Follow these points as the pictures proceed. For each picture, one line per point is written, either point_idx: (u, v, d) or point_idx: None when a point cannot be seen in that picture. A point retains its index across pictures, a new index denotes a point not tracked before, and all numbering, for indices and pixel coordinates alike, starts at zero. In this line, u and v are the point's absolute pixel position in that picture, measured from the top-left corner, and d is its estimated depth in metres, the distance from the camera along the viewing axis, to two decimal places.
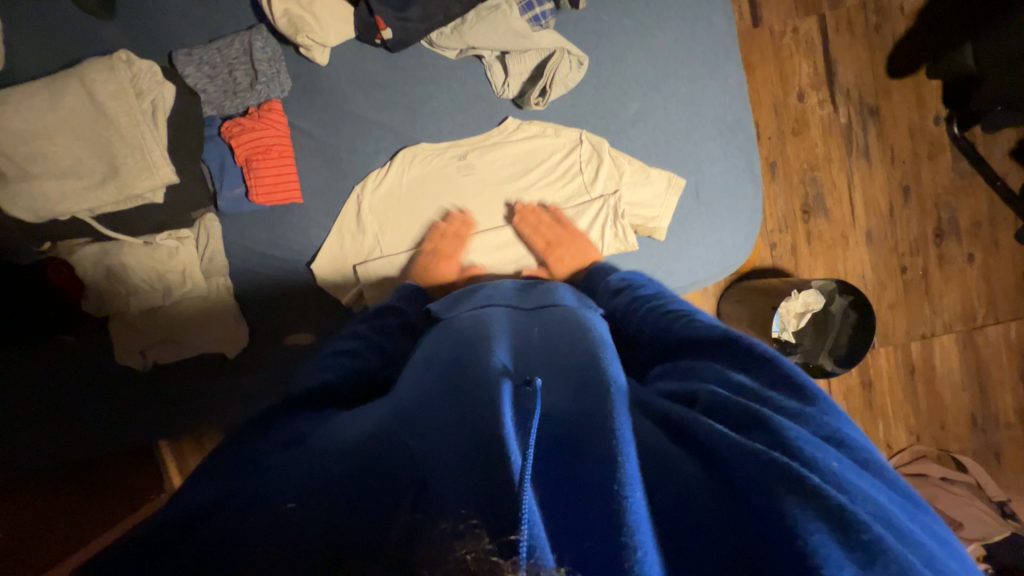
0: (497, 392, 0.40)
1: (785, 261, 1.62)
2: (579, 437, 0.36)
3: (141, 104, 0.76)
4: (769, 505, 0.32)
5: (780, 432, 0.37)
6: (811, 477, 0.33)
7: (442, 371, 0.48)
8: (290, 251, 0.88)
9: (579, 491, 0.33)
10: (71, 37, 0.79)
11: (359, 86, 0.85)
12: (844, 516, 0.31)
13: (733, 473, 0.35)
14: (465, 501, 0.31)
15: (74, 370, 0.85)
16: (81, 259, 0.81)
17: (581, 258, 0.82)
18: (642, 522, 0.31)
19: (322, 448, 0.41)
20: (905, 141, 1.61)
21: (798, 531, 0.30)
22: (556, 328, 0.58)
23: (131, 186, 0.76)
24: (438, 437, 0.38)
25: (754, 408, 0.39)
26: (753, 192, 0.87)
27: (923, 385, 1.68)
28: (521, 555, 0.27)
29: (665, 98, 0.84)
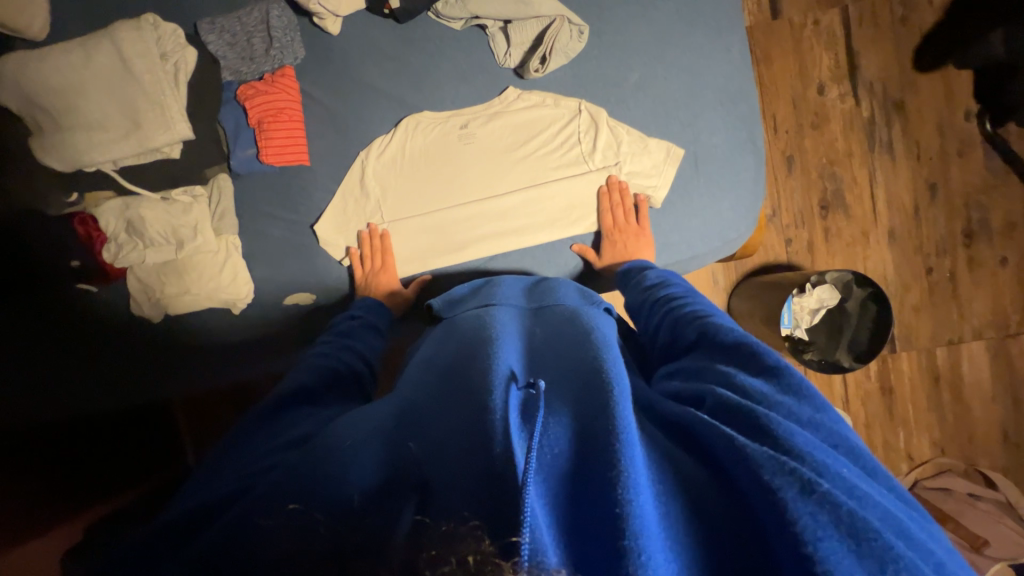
0: (506, 395, 0.42)
1: (801, 258, 1.56)
2: (587, 437, 0.39)
3: (165, 65, 0.82)
4: (775, 512, 0.34)
5: (787, 438, 0.38)
6: (822, 481, 0.35)
7: (453, 364, 0.51)
8: (295, 211, 0.91)
9: (591, 492, 0.36)
10: (105, 4, 0.85)
11: (368, 55, 0.88)
12: (856, 525, 0.33)
13: (741, 483, 0.37)
14: (468, 506, 0.36)
15: (96, 315, 0.91)
16: (103, 211, 0.86)
17: (635, 252, 0.83)
18: (650, 525, 0.34)
19: (337, 448, 0.45)
20: (932, 137, 1.55)
21: (804, 539, 0.32)
22: (557, 323, 0.58)
23: (150, 139, 0.82)
24: (448, 443, 0.42)
25: (762, 414, 0.40)
26: (754, 165, 0.86)
27: (949, 394, 1.59)
28: (523, 556, 0.30)
29: (666, 69, 0.84)
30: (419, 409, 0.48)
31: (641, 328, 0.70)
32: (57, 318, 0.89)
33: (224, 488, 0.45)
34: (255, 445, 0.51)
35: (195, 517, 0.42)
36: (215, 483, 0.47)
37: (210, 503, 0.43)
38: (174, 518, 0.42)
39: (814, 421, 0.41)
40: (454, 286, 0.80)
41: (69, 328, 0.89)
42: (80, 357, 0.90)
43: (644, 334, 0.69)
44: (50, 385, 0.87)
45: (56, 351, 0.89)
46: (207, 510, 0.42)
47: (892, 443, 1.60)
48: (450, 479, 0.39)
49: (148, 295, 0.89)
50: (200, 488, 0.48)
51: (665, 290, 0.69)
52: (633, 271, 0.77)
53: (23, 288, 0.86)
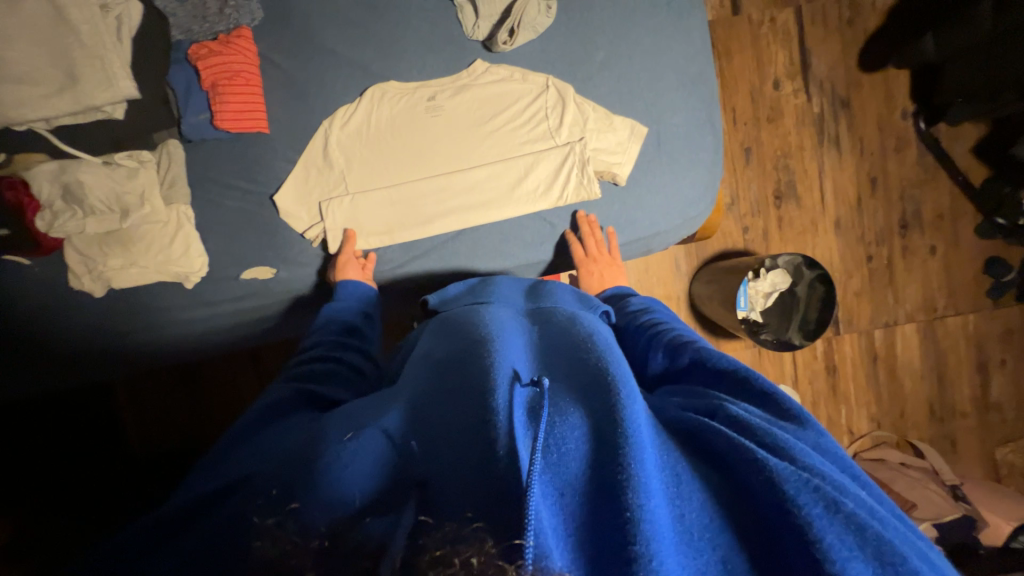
0: (510, 399, 0.43)
1: (756, 245, 1.65)
2: (600, 445, 0.39)
3: (105, 17, 0.77)
4: (793, 523, 0.35)
5: (801, 455, 0.40)
6: (845, 501, 0.36)
7: (456, 367, 0.51)
8: (252, 180, 0.87)
9: (603, 499, 0.36)
10: None
11: (331, 19, 0.86)
12: (883, 548, 0.34)
13: (758, 496, 0.37)
14: (471, 505, 0.37)
15: (22, 291, 0.82)
16: (35, 174, 0.77)
17: (609, 281, 0.86)
18: (661, 534, 0.34)
19: (340, 442, 0.44)
20: (874, 134, 1.67)
21: (832, 557, 0.33)
22: (556, 327, 0.59)
23: (89, 97, 0.76)
24: (454, 452, 0.41)
25: (772, 432, 0.42)
26: (712, 145, 0.90)
27: (885, 373, 1.73)
28: (527, 559, 0.29)
29: (630, 49, 0.87)
30: (424, 411, 0.48)
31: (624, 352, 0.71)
32: None
33: (219, 479, 0.44)
34: (250, 438, 0.51)
35: (185, 509, 0.42)
36: (202, 477, 0.46)
37: (194, 501, 0.42)
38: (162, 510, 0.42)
39: (820, 444, 0.44)
40: (449, 286, 0.79)
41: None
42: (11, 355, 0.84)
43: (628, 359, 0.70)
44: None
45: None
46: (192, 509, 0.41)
47: (835, 419, 1.72)
48: (455, 478, 0.40)
49: (88, 267, 0.82)
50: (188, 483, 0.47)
51: (651, 313, 0.73)
52: (614, 298, 0.80)
53: None
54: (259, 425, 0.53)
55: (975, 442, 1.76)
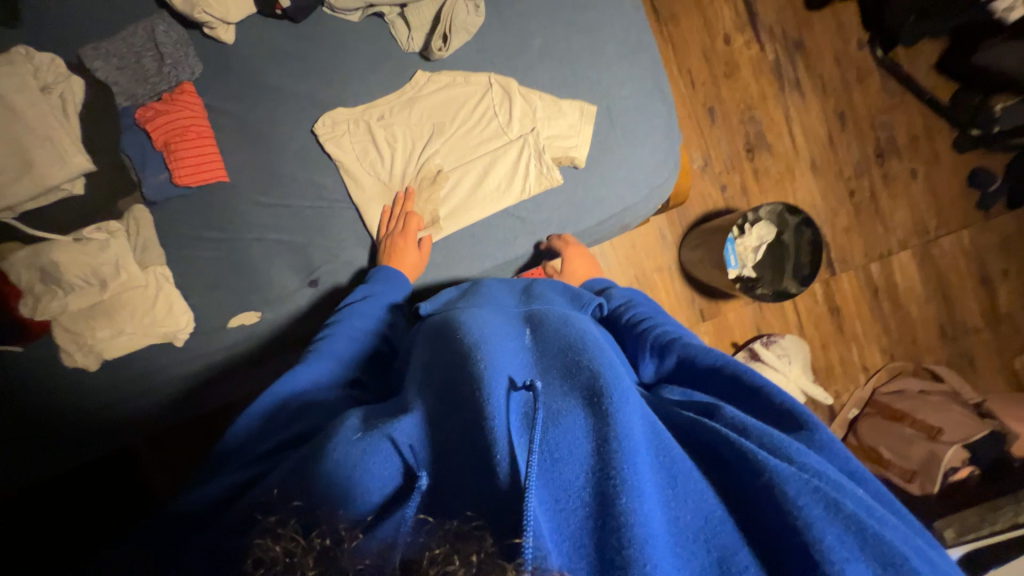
0: (501, 407, 0.45)
1: (737, 200, 1.64)
2: (596, 453, 0.40)
3: (50, 99, 0.78)
4: (792, 522, 0.37)
5: (804, 455, 0.41)
6: (847, 502, 0.38)
7: (449, 378, 0.51)
8: (223, 229, 0.88)
9: (598, 509, 0.37)
10: None
11: (269, 57, 0.87)
12: (884, 549, 0.35)
13: (757, 497, 0.39)
14: (471, 505, 0.39)
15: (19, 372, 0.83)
16: (11, 263, 0.79)
17: (589, 266, 0.87)
18: (656, 538, 0.35)
19: (336, 454, 0.45)
20: (833, 69, 1.66)
21: (831, 558, 0.35)
22: (550, 320, 0.59)
23: (46, 178, 0.77)
24: (455, 474, 0.42)
25: (774, 433, 0.43)
26: (665, 111, 0.90)
27: (889, 303, 1.72)
28: (527, 558, 0.32)
29: (566, 31, 0.87)
30: (420, 415, 0.48)
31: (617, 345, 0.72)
32: None
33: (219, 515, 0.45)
34: (257, 458, 0.52)
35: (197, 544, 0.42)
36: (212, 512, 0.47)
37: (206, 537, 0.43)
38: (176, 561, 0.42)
39: (821, 443, 0.45)
40: (441, 292, 0.79)
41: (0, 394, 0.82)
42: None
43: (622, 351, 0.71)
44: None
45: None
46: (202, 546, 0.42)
47: (848, 358, 1.71)
48: (459, 487, 0.41)
49: (77, 342, 0.83)
50: (197, 513, 0.48)
51: (634, 309, 0.72)
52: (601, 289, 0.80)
53: None
54: (261, 446, 0.54)
55: (993, 355, 1.74)
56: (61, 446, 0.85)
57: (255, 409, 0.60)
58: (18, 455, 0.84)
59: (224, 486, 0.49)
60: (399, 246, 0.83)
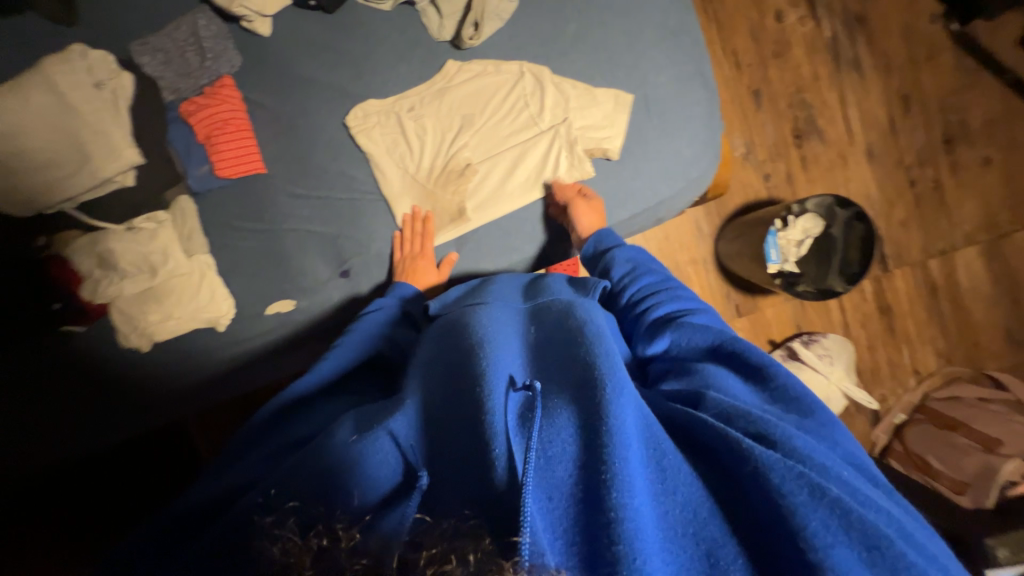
0: (501, 405, 0.47)
1: (782, 191, 1.54)
2: (588, 447, 0.43)
3: (103, 94, 0.82)
4: (779, 512, 0.41)
5: (791, 443, 0.45)
6: (831, 487, 0.42)
7: (449, 375, 0.53)
8: (260, 220, 0.91)
9: (591, 501, 0.40)
10: (44, 46, 0.86)
11: (303, 49, 0.87)
12: (869, 532, 0.40)
13: (746, 485, 0.43)
14: (468, 505, 0.42)
15: (68, 353, 0.88)
16: (74, 250, 0.86)
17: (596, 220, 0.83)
18: (642, 532, 0.38)
19: (334, 457, 0.47)
20: (898, 47, 1.53)
21: (815, 545, 0.39)
22: (551, 317, 0.59)
23: (102, 171, 0.82)
24: (455, 475, 0.45)
25: (765, 423, 0.47)
26: (707, 98, 0.85)
27: (948, 303, 1.60)
28: (522, 558, 0.34)
29: (602, 15, 0.83)
30: (420, 416, 0.51)
31: (619, 319, 0.72)
32: (37, 362, 0.87)
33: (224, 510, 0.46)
34: (270, 454, 0.54)
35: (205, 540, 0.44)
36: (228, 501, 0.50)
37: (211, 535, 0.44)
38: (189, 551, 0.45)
39: (805, 426, 0.50)
40: (450, 290, 0.78)
41: (50, 370, 0.88)
42: (49, 416, 0.88)
43: (622, 326, 0.71)
44: (45, 435, 0.88)
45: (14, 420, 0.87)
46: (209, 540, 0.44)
47: (897, 360, 1.60)
48: (456, 489, 0.44)
49: (132, 324, 0.88)
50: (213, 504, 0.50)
51: (634, 284, 0.72)
52: (601, 255, 0.77)
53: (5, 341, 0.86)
54: (274, 443, 0.56)
55: None
56: (106, 421, 0.91)
57: (266, 411, 0.61)
58: (71, 430, 0.89)
59: (236, 482, 0.52)
60: (417, 267, 0.84)
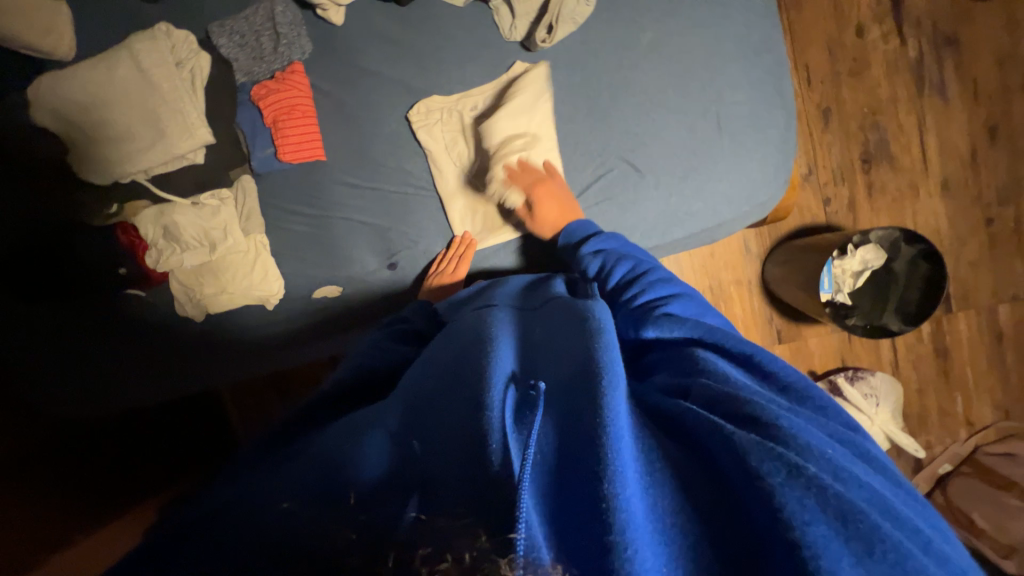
0: (504, 397, 0.48)
1: (841, 217, 1.46)
2: (570, 427, 0.43)
3: (181, 73, 0.85)
4: (758, 492, 0.36)
5: (772, 423, 0.41)
6: (809, 465, 0.37)
7: (452, 370, 0.55)
8: (315, 206, 0.92)
9: (581, 493, 0.38)
10: (133, 24, 0.91)
11: (372, 40, 0.87)
12: (845, 507, 0.35)
13: (725, 467, 0.39)
14: (466, 505, 0.38)
15: (123, 311, 0.93)
16: (142, 220, 0.90)
17: (560, 212, 0.82)
18: (636, 520, 0.35)
19: (340, 453, 0.47)
20: (991, 73, 1.41)
21: (792, 524, 0.34)
22: (556, 322, 0.62)
23: (174, 147, 0.85)
24: (445, 459, 0.43)
25: (743, 401, 0.43)
26: (785, 121, 0.81)
27: (1014, 353, 1.49)
28: (516, 552, 0.32)
29: (681, 25, 0.80)
30: (423, 406, 0.52)
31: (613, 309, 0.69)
32: (96, 320, 0.92)
33: (228, 495, 0.45)
34: (288, 444, 0.53)
35: (210, 508, 0.43)
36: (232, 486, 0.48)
37: (216, 504, 0.44)
38: (186, 516, 0.43)
39: (792, 408, 0.45)
40: (460, 291, 0.82)
41: (106, 330, 0.93)
42: (102, 366, 0.93)
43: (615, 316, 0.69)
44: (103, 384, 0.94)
45: (68, 366, 0.92)
46: (208, 512, 0.42)
47: (949, 408, 1.51)
48: (453, 482, 0.41)
49: (189, 295, 0.92)
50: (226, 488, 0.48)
51: (618, 273, 0.71)
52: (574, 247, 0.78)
53: (69, 299, 0.91)
54: (294, 437, 0.55)
55: None
56: (150, 378, 0.95)
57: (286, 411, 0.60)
58: (123, 384, 0.95)
59: (222, 500, 0.44)
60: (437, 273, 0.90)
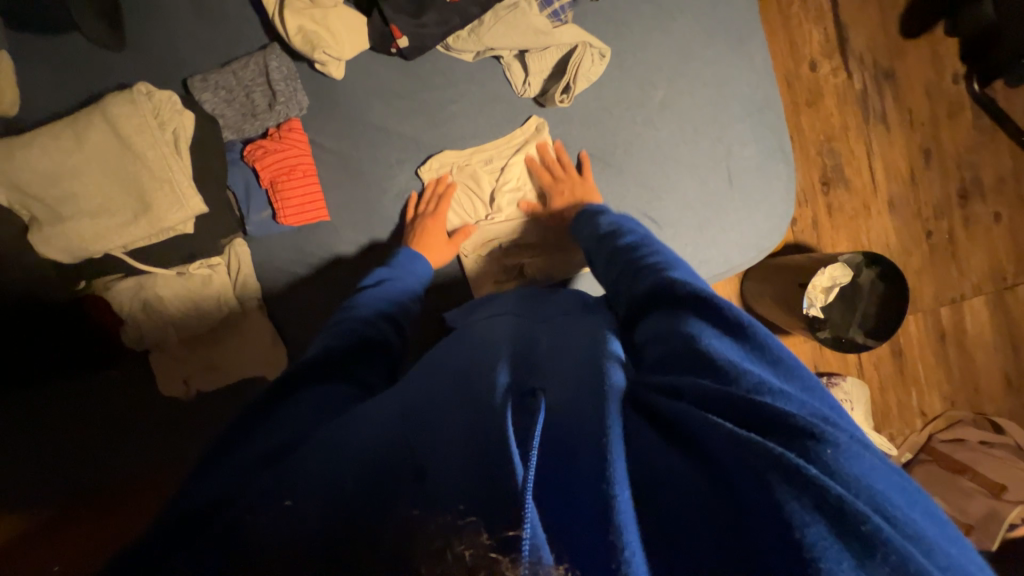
0: (503, 399, 0.43)
1: (807, 236, 1.58)
2: (570, 441, 0.40)
3: (164, 136, 0.76)
4: (761, 497, 0.34)
5: (769, 417, 0.37)
6: (810, 468, 0.34)
7: (446, 382, 0.50)
8: (319, 269, 0.86)
9: (577, 494, 0.37)
10: (94, 78, 0.81)
11: (378, 96, 0.84)
12: (845, 508, 0.32)
13: (722, 462, 0.37)
14: (463, 498, 0.36)
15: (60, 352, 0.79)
16: (118, 294, 0.80)
17: (583, 197, 0.82)
18: (630, 522, 0.35)
19: (332, 446, 0.44)
20: (923, 103, 1.59)
21: (794, 525, 0.33)
22: (565, 333, 0.58)
23: (162, 220, 0.76)
24: (452, 455, 0.40)
25: (739, 394, 0.39)
26: (787, 172, 0.87)
27: (956, 350, 1.66)
28: (523, 555, 0.30)
29: (689, 83, 0.83)
30: (421, 410, 0.47)
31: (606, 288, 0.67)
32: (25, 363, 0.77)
33: (219, 486, 0.42)
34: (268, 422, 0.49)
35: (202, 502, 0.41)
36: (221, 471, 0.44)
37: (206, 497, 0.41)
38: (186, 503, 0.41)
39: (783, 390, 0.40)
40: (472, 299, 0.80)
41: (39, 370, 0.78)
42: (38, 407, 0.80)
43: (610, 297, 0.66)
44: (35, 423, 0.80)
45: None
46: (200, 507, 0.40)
47: (906, 402, 1.66)
48: (453, 473, 0.38)
49: (179, 374, 0.84)
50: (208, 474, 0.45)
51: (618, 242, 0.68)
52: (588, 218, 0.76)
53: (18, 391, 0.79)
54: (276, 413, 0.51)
55: None
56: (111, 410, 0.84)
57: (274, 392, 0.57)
58: (76, 421, 0.83)
59: (224, 489, 0.42)
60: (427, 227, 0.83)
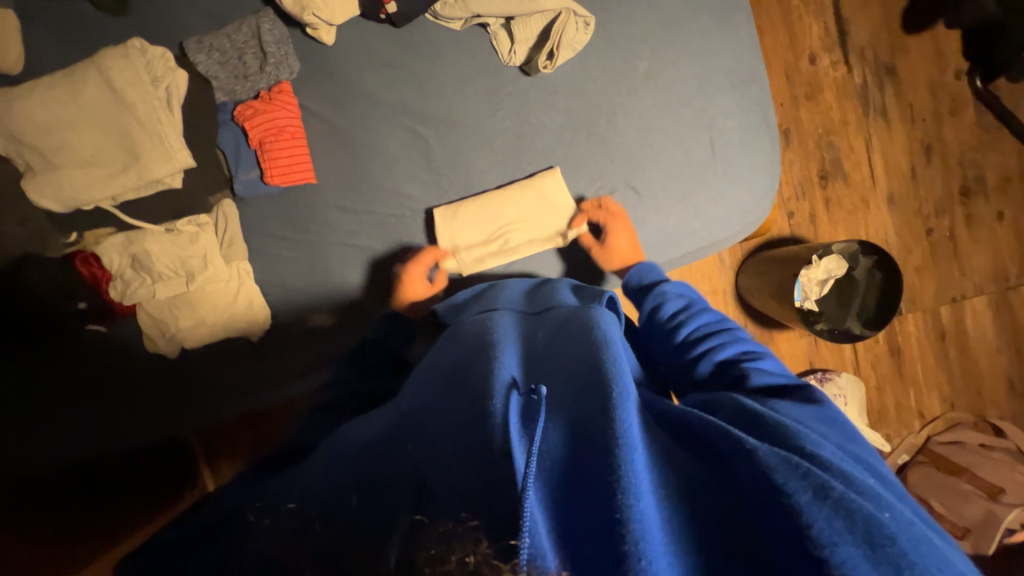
0: (508, 399, 0.44)
1: (803, 230, 1.56)
2: (586, 442, 0.40)
3: (156, 91, 0.78)
4: (779, 509, 0.36)
5: (799, 442, 0.42)
6: (834, 486, 0.37)
7: (453, 378, 0.52)
8: (307, 232, 0.88)
9: (590, 490, 0.36)
10: (93, 39, 0.83)
11: (368, 62, 0.85)
12: (871, 527, 0.34)
13: (743, 482, 0.39)
14: (466, 506, 0.35)
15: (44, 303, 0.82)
16: (104, 249, 0.81)
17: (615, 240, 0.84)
18: (649, 531, 0.34)
19: (324, 466, 0.47)
20: (925, 98, 1.57)
21: (820, 543, 0.33)
22: (564, 326, 0.58)
23: (149, 172, 0.79)
24: (444, 454, 0.41)
25: (781, 425, 0.45)
26: (770, 144, 0.87)
27: (956, 351, 1.63)
28: (521, 558, 0.30)
29: (675, 55, 0.84)
30: (416, 419, 0.48)
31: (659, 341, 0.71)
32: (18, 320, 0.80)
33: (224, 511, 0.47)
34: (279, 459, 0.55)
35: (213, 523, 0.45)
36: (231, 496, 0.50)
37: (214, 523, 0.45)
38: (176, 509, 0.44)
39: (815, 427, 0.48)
40: (457, 294, 0.78)
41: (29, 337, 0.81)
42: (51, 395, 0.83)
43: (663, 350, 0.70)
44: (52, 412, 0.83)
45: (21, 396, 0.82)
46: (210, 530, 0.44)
47: (904, 403, 1.62)
48: (449, 477, 0.39)
49: (162, 330, 0.84)
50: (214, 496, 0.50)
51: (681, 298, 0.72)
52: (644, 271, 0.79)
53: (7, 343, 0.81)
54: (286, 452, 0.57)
55: None
56: (111, 425, 0.85)
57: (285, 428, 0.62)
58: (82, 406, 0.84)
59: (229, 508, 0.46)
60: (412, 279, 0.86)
